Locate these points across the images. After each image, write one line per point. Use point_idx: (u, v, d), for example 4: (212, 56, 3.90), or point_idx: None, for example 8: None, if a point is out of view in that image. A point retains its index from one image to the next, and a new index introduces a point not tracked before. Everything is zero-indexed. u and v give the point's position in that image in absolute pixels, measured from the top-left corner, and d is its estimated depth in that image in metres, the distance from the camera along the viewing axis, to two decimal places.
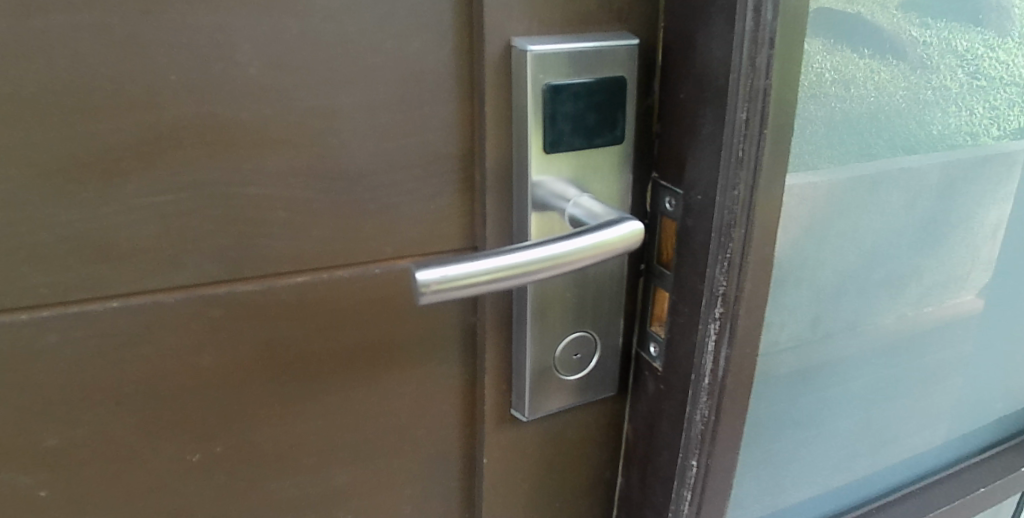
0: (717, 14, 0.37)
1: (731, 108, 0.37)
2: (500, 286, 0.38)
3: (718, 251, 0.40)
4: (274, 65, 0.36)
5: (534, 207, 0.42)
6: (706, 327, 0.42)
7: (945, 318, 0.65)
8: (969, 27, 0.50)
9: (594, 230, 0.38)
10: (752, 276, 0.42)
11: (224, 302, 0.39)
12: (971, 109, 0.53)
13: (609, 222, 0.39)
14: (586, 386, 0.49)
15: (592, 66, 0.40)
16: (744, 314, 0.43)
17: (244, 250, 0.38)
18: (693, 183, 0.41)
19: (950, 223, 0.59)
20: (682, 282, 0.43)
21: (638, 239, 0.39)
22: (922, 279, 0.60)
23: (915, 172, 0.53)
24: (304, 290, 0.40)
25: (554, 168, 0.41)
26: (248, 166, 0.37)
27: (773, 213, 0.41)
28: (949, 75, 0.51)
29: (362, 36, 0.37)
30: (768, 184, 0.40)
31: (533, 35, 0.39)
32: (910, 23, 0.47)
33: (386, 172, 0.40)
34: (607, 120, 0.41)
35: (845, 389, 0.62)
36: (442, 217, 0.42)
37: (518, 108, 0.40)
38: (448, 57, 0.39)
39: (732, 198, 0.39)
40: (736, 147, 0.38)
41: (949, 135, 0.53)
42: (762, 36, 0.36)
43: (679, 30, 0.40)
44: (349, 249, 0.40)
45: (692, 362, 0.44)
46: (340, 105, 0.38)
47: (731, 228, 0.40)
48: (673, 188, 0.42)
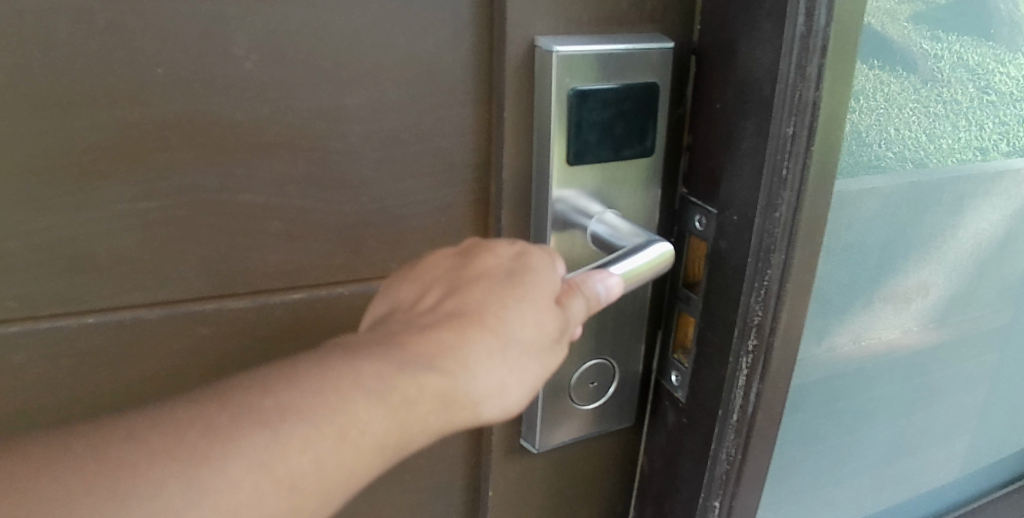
0: (764, 17, 0.33)
1: (777, 122, 0.34)
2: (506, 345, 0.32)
3: (754, 278, 0.37)
4: (273, 61, 0.33)
5: (554, 227, 0.38)
6: (737, 360, 0.39)
7: (952, 347, 0.59)
8: (981, 41, 0.45)
9: (621, 257, 0.35)
10: (790, 304, 0.38)
11: (212, 320, 0.35)
12: (978, 124, 0.47)
13: (631, 249, 0.35)
14: (600, 416, 0.45)
15: (623, 71, 0.36)
16: (779, 347, 0.39)
17: (235, 263, 0.35)
18: (729, 202, 0.37)
19: (970, 245, 0.54)
20: (713, 310, 0.39)
21: (670, 259, 0.36)
22: (935, 306, 0.55)
23: (924, 187, 0.47)
24: (300, 307, 0.37)
25: (577, 183, 0.37)
26: (242, 170, 0.33)
27: (818, 237, 0.37)
28: (959, 89, 0.45)
29: (371, 30, 0.34)
30: (813, 205, 0.36)
31: (558, 35, 0.35)
32: (922, 35, 0.42)
33: (393, 181, 0.36)
34: (638, 130, 0.37)
35: (852, 423, 0.58)
36: (452, 233, 0.38)
37: (540, 115, 0.36)
38: (464, 56, 0.36)
39: (773, 221, 0.35)
40: (780, 165, 0.34)
41: (959, 150, 0.48)
42: (814, 44, 0.32)
43: (717, 34, 0.36)
44: (350, 264, 0.37)
45: (720, 397, 0.40)
46: (345, 107, 0.34)
47: (770, 253, 0.36)
48: (703, 207, 0.39)
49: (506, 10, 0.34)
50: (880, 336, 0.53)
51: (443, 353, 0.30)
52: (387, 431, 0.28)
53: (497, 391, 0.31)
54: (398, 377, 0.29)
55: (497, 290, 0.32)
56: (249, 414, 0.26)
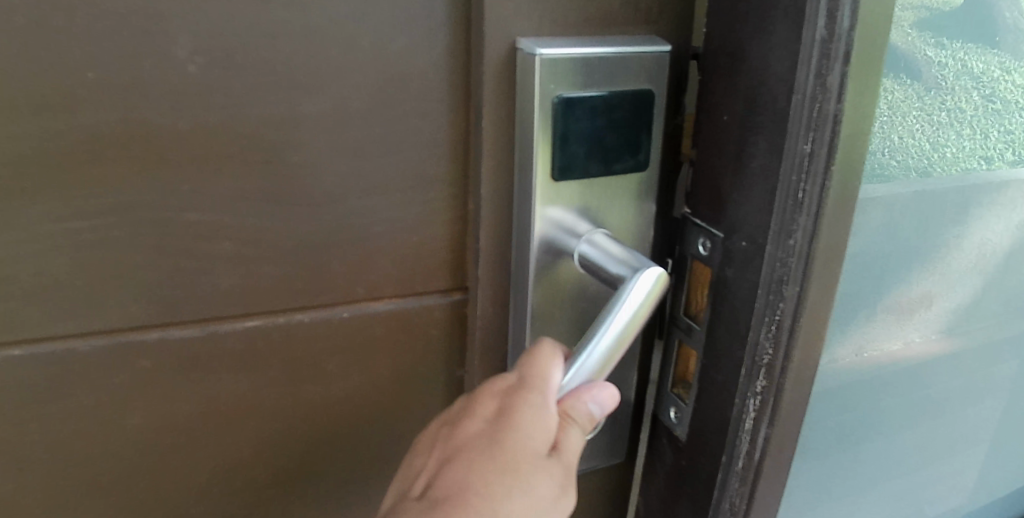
0: (779, 19, 0.29)
1: (793, 137, 0.30)
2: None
3: (765, 312, 0.33)
4: (221, 63, 0.29)
5: (538, 252, 0.34)
6: (744, 401, 0.35)
7: (955, 371, 0.53)
8: (986, 48, 0.40)
9: (605, 323, 0.32)
10: (803, 341, 0.34)
11: (154, 352, 0.32)
12: (984, 134, 0.42)
13: (614, 301, 0.32)
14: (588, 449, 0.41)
15: (614, 76, 0.32)
16: (791, 389, 0.35)
17: (181, 287, 0.31)
18: (737, 226, 0.33)
19: (976, 260, 0.48)
20: (717, 346, 0.35)
21: (662, 279, 0.32)
22: (936, 327, 0.50)
23: (929, 196, 0.42)
24: (254, 337, 0.33)
25: (563, 201, 0.33)
26: (186, 186, 0.30)
27: (836, 266, 0.33)
28: (963, 97, 0.40)
29: (333, 29, 0.30)
30: (832, 231, 0.32)
31: (542, 36, 0.32)
32: (925, 41, 0.37)
33: (358, 197, 0.32)
34: (631, 143, 0.34)
35: (852, 455, 0.52)
36: (425, 255, 0.34)
37: (524, 125, 0.32)
38: (438, 58, 0.32)
39: (787, 248, 0.31)
40: (796, 186, 0.30)
41: (963, 160, 0.43)
42: (836, 49, 0.28)
43: (725, 37, 0.32)
44: (310, 288, 0.33)
45: (725, 441, 0.36)
46: (303, 115, 0.31)
47: (783, 285, 0.32)
48: (707, 229, 0.35)
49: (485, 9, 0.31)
50: (878, 359, 0.47)
51: None
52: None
53: None
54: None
55: (482, 465, 0.30)
56: None
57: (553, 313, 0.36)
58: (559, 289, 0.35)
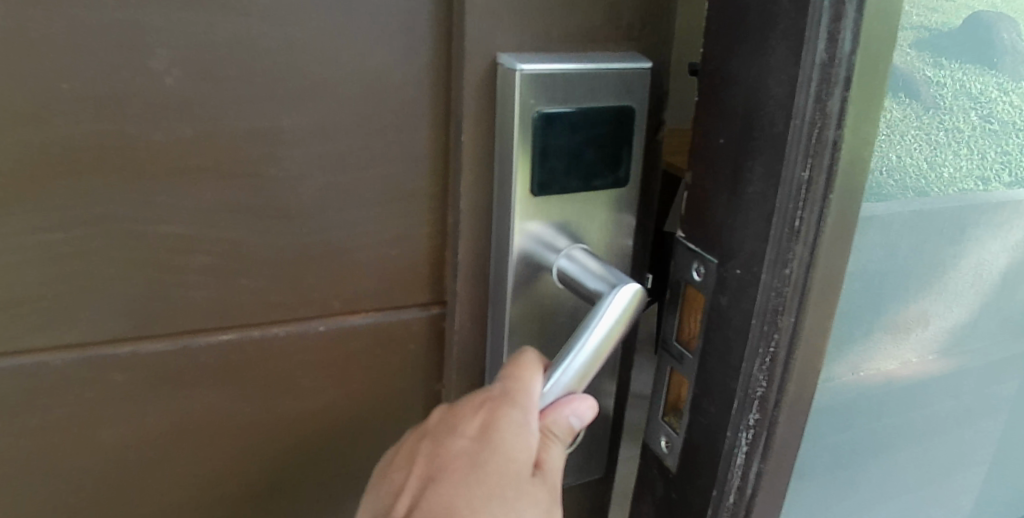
0: (777, 38, 0.28)
1: (791, 165, 0.29)
2: None
3: (759, 343, 0.32)
4: (200, 75, 0.29)
5: (517, 268, 0.34)
6: (736, 436, 0.34)
7: (949, 395, 0.52)
8: (983, 68, 0.39)
9: (580, 336, 0.31)
10: (797, 376, 0.34)
11: (128, 366, 0.32)
12: (982, 154, 0.41)
13: (591, 314, 0.31)
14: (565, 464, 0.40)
15: (595, 92, 0.32)
16: (784, 422, 0.35)
17: (156, 301, 0.31)
18: (731, 254, 0.32)
19: (972, 282, 0.47)
20: (709, 376, 0.35)
21: (638, 293, 0.31)
22: (933, 350, 0.48)
23: (926, 217, 0.40)
24: (229, 351, 0.33)
25: (541, 217, 0.33)
26: (163, 198, 0.30)
27: (829, 297, 0.33)
28: (961, 118, 0.39)
29: (314, 42, 0.30)
30: (827, 260, 0.31)
31: (524, 51, 0.32)
32: (925, 61, 0.35)
33: (335, 211, 0.32)
34: (610, 158, 0.34)
35: (845, 479, 0.50)
36: (403, 272, 0.34)
37: (504, 141, 0.32)
38: (419, 72, 0.32)
39: (782, 278, 0.31)
40: (793, 214, 0.30)
41: (960, 180, 0.41)
42: (837, 74, 0.28)
43: (721, 55, 0.31)
44: (286, 302, 0.33)
45: (716, 475, 0.35)
46: (282, 127, 0.31)
47: (778, 315, 0.31)
48: (699, 255, 0.34)
49: (467, 23, 0.31)
50: (874, 383, 0.46)
51: None
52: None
53: None
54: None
55: (466, 482, 0.29)
56: None
57: (531, 330, 0.35)
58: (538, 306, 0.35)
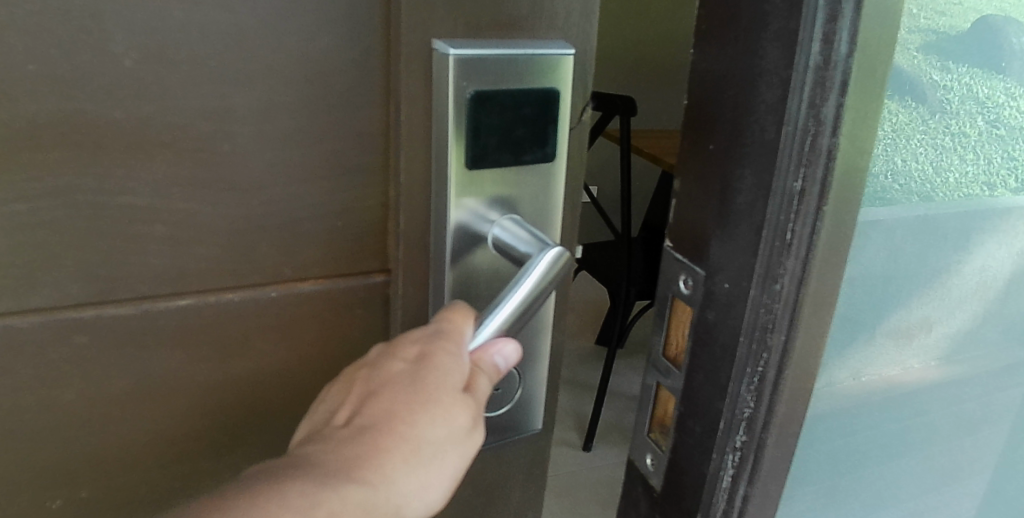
0: (770, 40, 0.28)
1: (783, 178, 0.30)
2: (422, 453, 0.30)
3: (748, 362, 0.33)
4: (156, 56, 0.31)
5: (452, 235, 0.37)
6: (722, 456, 0.35)
7: (954, 400, 0.52)
8: (993, 72, 0.39)
9: (512, 290, 0.34)
10: (786, 397, 0.35)
11: (90, 329, 0.34)
12: (987, 159, 0.41)
13: (522, 271, 0.35)
14: (507, 432, 0.41)
15: (523, 74, 0.35)
16: (772, 441, 0.36)
17: (115, 267, 0.34)
18: (720, 267, 0.32)
19: (978, 287, 0.47)
20: (696, 392, 0.35)
21: (564, 257, 0.35)
22: (939, 354, 0.48)
23: (932, 222, 0.40)
24: (187, 314, 0.35)
25: (476, 190, 0.36)
26: (122, 172, 0.32)
27: (820, 312, 0.34)
28: (967, 122, 0.39)
29: (259, 28, 0.32)
30: (819, 277, 0.32)
31: (457, 37, 0.34)
32: (931, 65, 0.35)
33: (282, 185, 0.35)
34: (539, 137, 0.36)
35: (849, 482, 0.50)
36: (348, 240, 0.37)
37: (439, 121, 0.35)
38: (360, 57, 0.34)
39: (772, 293, 0.32)
40: (784, 228, 0.30)
41: (966, 185, 0.41)
42: (832, 80, 0.28)
43: (711, 63, 0.30)
44: (239, 269, 0.35)
45: (702, 492, 0.36)
46: (233, 106, 0.33)
47: (767, 331, 0.32)
48: (686, 267, 0.34)
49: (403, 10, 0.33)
50: (878, 384, 0.46)
51: (362, 470, 0.29)
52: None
53: (423, 490, 0.30)
54: (319, 491, 0.27)
55: (400, 397, 0.31)
56: None
57: (469, 294, 0.38)
58: (472, 272, 0.38)
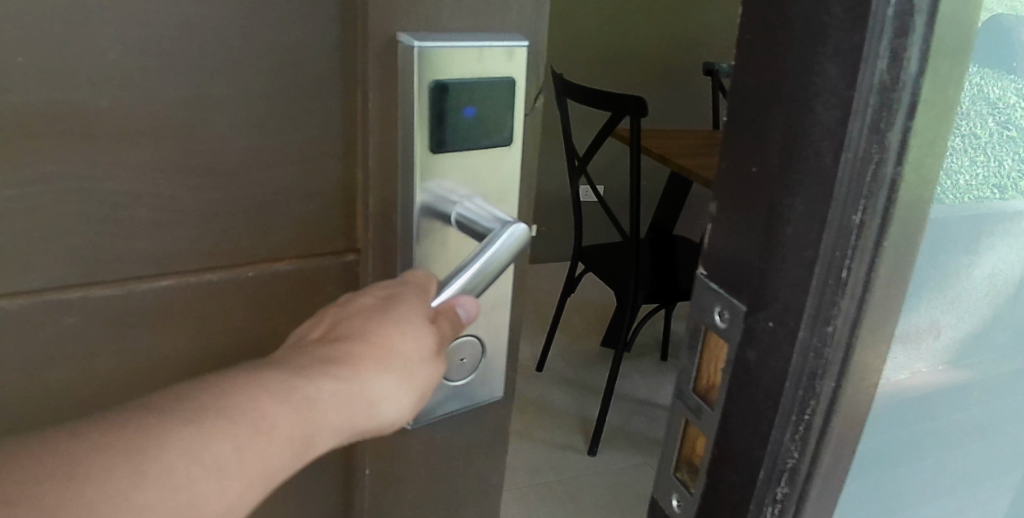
0: (831, 57, 0.26)
1: (840, 213, 0.28)
2: (389, 358, 0.34)
3: (796, 406, 0.31)
4: (139, 49, 0.33)
5: (417, 215, 0.39)
6: (762, 506, 0.33)
7: (966, 425, 0.45)
8: (1004, 71, 0.31)
9: (480, 258, 0.38)
10: (831, 441, 0.34)
11: (79, 308, 0.36)
12: (998, 161, 0.34)
13: (488, 241, 0.38)
14: (472, 398, 0.44)
15: (482, 63, 0.37)
16: (812, 487, 0.35)
17: (102, 250, 0.36)
18: (763, 303, 0.30)
19: (985, 300, 0.40)
20: (732, 435, 0.33)
21: (526, 235, 0.38)
22: (949, 385, 0.41)
23: (940, 245, 0.33)
24: (170, 294, 0.38)
25: (439, 174, 0.38)
26: (107, 159, 0.34)
27: (869, 352, 0.32)
28: (978, 127, 0.31)
29: (237, 22, 0.35)
30: (870, 317, 0.31)
31: (420, 31, 0.37)
32: (948, 75, 0.27)
33: (258, 169, 0.37)
34: (499, 124, 0.39)
35: None
36: (317, 216, 0.40)
37: (405, 110, 0.37)
38: (330, 48, 0.37)
39: (823, 334, 0.30)
40: (840, 267, 0.28)
41: (976, 194, 0.34)
42: (895, 110, 0.26)
43: (761, 80, 0.28)
44: (219, 250, 0.38)
45: None
46: (211, 96, 0.35)
47: (818, 373, 0.31)
48: (727, 299, 0.31)
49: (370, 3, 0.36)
50: (891, 434, 0.39)
51: (334, 369, 0.32)
52: (296, 423, 0.30)
53: (388, 397, 0.34)
54: (291, 380, 0.30)
55: (371, 317, 0.35)
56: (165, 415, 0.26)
57: (433, 266, 0.41)
58: (436, 246, 0.41)
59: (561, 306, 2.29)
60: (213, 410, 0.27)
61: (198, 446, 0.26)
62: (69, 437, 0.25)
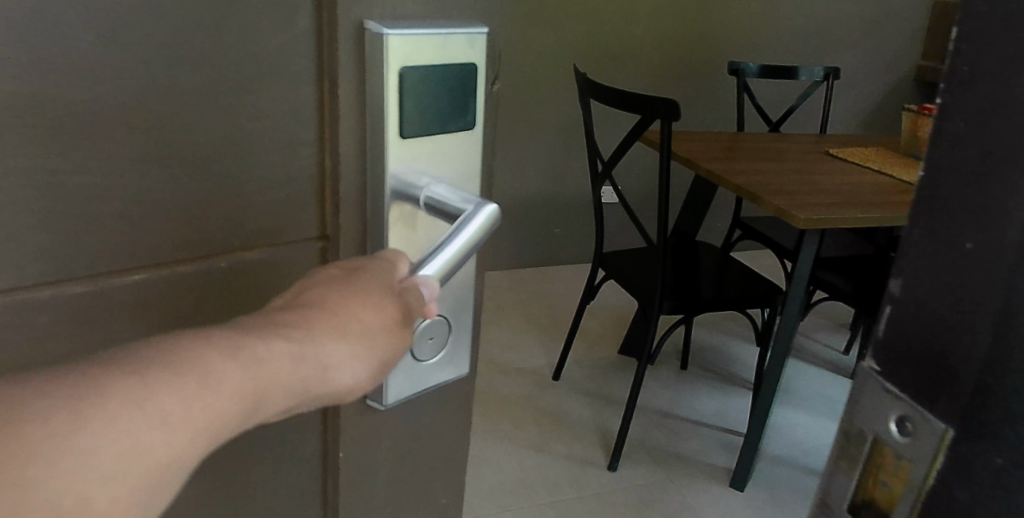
0: None
1: None
2: (350, 324, 0.37)
3: None
4: (108, 37, 0.33)
5: (391, 194, 0.42)
6: None
7: None
8: None
9: (455, 238, 0.40)
10: None
11: (50, 306, 0.36)
12: None
13: (463, 220, 0.40)
14: (442, 375, 0.48)
15: (446, 51, 0.39)
16: None
17: (73, 246, 0.36)
18: (985, 414, 0.24)
19: None
20: None
21: (498, 217, 0.41)
22: None
23: None
24: (144, 288, 0.38)
25: (410, 154, 0.41)
26: (77, 151, 0.34)
27: None
28: None
29: (215, 14, 0.35)
30: None
31: (388, 20, 0.38)
32: None
33: (230, 160, 0.38)
34: (463, 106, 0.42)
35: None
36: (287, 203, 0.41)
37: (375, 94, 0.39)
38: (302, 37, 0.38)
39: None
40: None
41: None
42: None
43: (983, 125, 0.24)
44: (193, 241, 0.39)
45: None
46: (183, 85, 0.36)
47: None
48: (914, 404, 0.27)
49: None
50: None
51: (295, 332, 0.35)
52: (244, 379, 0.32)
53: (346, 362, 0.36)
54: (248, 337, 0.33)
55: (334, 289, 0.37)
56: (122, 362, 0.29)
57: (406, 240, 0.44)
58: (409, 222, 0.43)
59: (579, 313, 2.29)
60: (172, 355, 0.30)
61: (151, 385, 0.29)
62: (36, 373, 0.27)
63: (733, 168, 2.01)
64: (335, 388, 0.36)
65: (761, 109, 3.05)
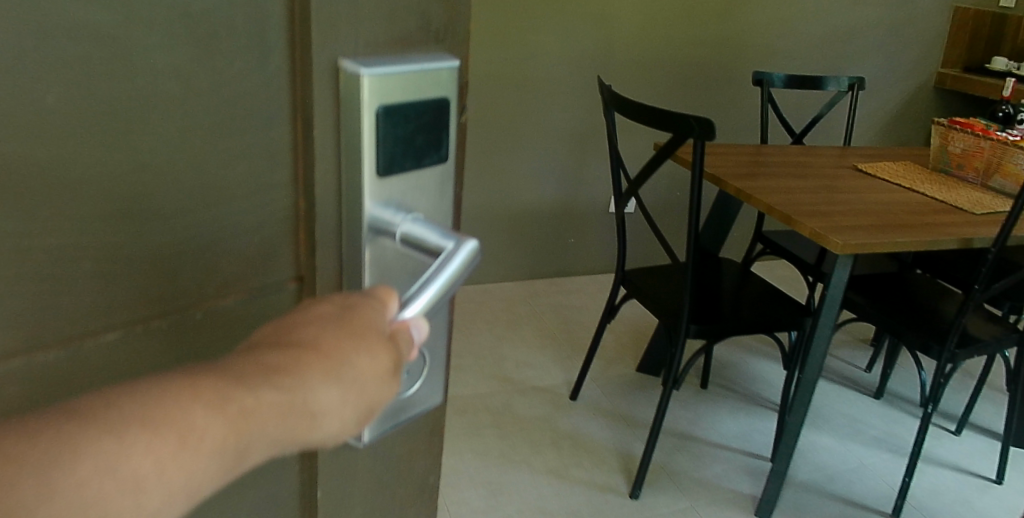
0: None
1: None
2: (345, 369, 0.34)
3: None
4: (79, 98, 0.32)
5: (365, 234, 0.40)
6: None
7: None
8: None
9: (438, 275, 0.37)
10: None
11: (21, 376, 0.33)
12: None
13: (443, 259, 0.38)
14: (415, 402, 0.47)
15: (420, 86, 0.38)
16: None
17: (44, 311, 0.33)
18: None
19: None
20: None
21: (480, 252, 0.39)
22: None
23: None
24: (117, 347, 0.36)
25: (387, 194, 0.39)
26: (47, 213, 0.32)
27: None
28: None
29: (187, 63, 0.34)
30: None
31: (362, 57, 0.37)
32: None
33: (204, 209, 0.37)
34: (436, 141, 0.40)
35: None
36: (261, 247, 0.40)
37: (353, 134, 0.37)
38: (274, 79, 0.37)
39: None
40: None
41: None
42: None
43: None
44: (168, 294, 0.37)
45: None
46: (156, 140, 0.34)
47: None
48: None
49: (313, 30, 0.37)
50: None
51: (284, 380, 0.32)
52: (223, 434, 0.30)
53: (335, 415, 0.34)
54: (230, 389, 0.31)
55: (331, 329, 0.35)
56: (95, 423, 0.28)
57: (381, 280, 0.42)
58: (384, 263, 0.41)
59: (599, 333, 2.25)
60: (147, 412, 0.29)
61: (119, 455, 0.28)
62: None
63: (760, 184, 1.96)
64: (323, 440, 0.34)
65: (783, 121, 3.05)
